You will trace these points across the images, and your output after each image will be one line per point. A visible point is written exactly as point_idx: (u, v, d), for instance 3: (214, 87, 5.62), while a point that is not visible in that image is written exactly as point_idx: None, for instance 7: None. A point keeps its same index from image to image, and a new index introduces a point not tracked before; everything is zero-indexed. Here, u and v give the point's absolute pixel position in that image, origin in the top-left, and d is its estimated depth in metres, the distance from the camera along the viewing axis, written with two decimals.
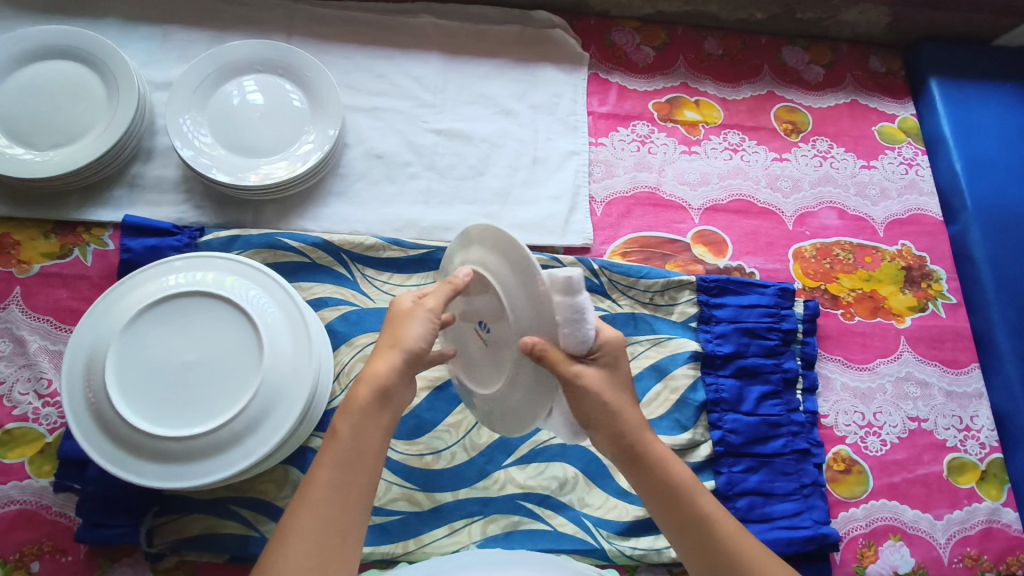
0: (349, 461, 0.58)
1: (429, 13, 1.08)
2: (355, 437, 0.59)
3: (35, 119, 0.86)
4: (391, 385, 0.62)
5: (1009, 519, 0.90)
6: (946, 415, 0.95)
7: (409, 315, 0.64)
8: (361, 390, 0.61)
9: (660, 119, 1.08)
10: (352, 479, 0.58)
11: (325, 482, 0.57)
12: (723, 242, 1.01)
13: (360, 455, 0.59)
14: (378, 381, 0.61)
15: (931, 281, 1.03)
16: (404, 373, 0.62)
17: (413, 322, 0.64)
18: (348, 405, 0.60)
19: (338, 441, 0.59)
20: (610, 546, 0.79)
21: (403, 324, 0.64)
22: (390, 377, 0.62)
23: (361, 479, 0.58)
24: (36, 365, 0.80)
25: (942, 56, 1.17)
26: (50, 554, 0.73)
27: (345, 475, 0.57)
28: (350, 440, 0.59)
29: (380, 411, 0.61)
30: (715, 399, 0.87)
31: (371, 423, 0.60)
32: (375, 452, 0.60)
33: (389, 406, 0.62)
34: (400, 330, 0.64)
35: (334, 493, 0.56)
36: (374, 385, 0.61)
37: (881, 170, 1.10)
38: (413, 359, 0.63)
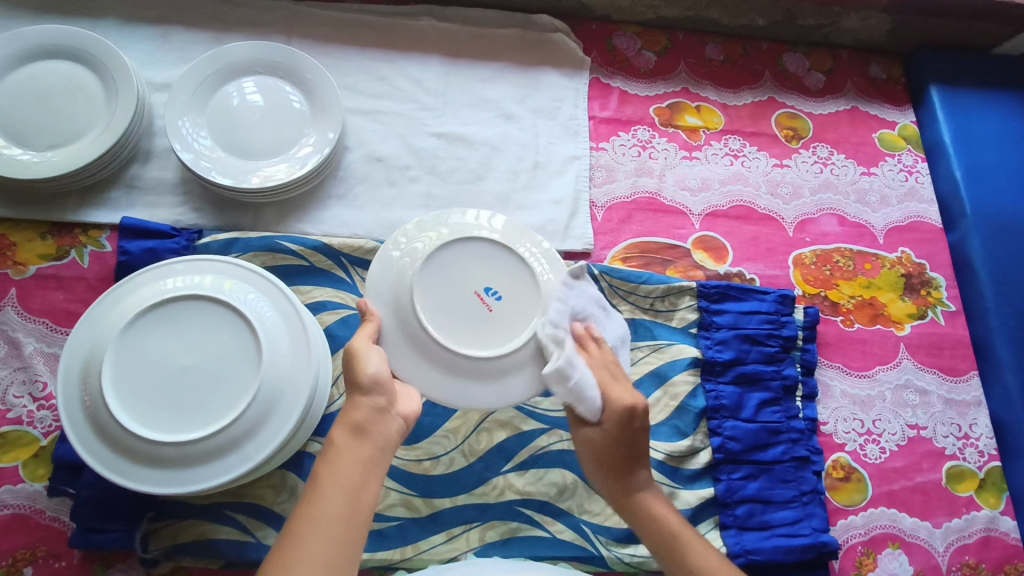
0: (338, 495, 0.56)
1: (431, 16, 1.08)
2: (336, 471, 0.58)
3: (32, 119, 0.85)
4: (366, 420, 0.62)
5: (1007, 527, 0.90)
6: (945, 422, 0.95)
7: (356, 355, 0.65)
8: (338, 432, 0.61)
9: (661, 124, 1.08)
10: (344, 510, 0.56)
11: (316, 512, 0.55)
12: (723, 249, 1.01)
13: (350, 488, 0.57)
14: (352, 417, 0.61)
15: (931, 289, 1.03)
16: (377, 406, 0.63)
17: (366, 357, 0.65)
18: (329, 447, 0.60)
19: (321, 478, 0.58)
20: (609, 554, 0.79)
21: (356, 361, 0.64)
22: (363, 412, 0.62)
23: (352, 509, 0.57)
24: (32, 367, 0.80)
25: (942, 64, 1.17)
26: (44, 559, 0.73)
27: (333, 507, 0.56)
28: (333, 475, 0.58)
29: (359, 443, 0.60)
30: (715, 405, 0.87)
31: (353, 455, 0.59)
32: (361, 482, 0.58)
33: (367, 436, 0.61)
34: (354, 370, 0.64)
35: (325, 523, 0.55)
36: (348, 421, 0.61)
37: (881, 177, 1.10)
38: (378, 392, 0.63)
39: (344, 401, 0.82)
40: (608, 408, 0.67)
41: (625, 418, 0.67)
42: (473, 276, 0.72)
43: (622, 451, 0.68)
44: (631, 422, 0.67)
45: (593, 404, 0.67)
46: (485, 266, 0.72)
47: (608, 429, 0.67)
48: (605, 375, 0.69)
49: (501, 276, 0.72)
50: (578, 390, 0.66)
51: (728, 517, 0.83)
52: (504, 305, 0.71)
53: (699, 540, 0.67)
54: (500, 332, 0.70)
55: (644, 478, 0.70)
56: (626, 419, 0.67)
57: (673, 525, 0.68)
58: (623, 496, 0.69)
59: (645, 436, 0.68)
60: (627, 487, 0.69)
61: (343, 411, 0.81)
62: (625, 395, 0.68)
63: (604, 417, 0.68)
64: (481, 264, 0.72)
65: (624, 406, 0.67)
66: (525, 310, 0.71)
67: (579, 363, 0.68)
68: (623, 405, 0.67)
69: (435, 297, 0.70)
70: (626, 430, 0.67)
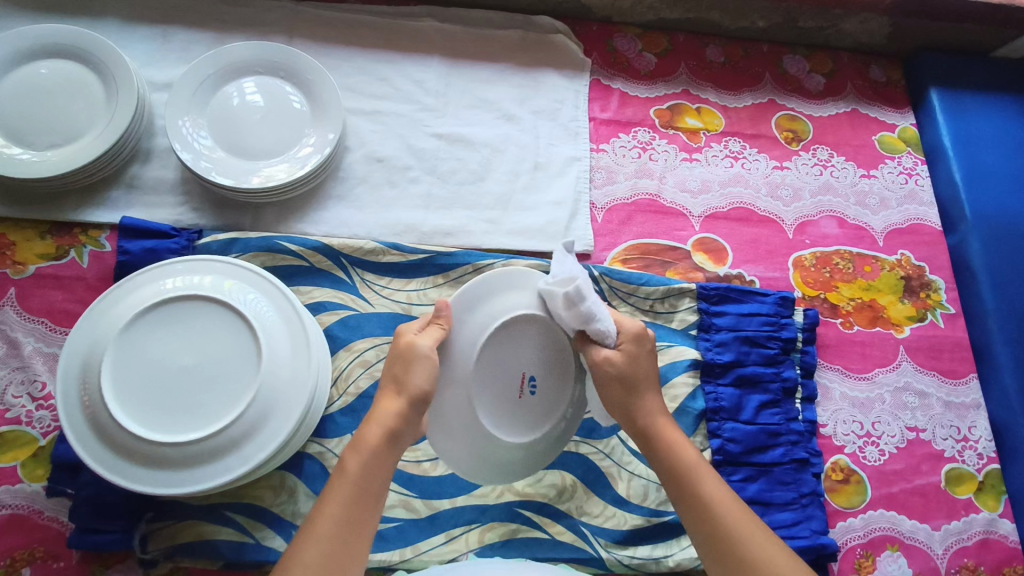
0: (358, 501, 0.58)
1: (432, 17, 1.08)
2: (365, 473, 0.59)
3: (32, 119, 0.85)
4: (401, 426, 0.61)
5: (1005, 530, 0.90)
6: (945, 425, 0.95)
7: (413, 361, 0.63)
8: (372, 429, 0.61)
9: (661, 126, 1.08)
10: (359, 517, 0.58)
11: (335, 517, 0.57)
12: (723, 250, 1.01)
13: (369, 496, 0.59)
14: (387, 424, 0.61)
15: (930, 291, 1.03)
16: (416, 418, 0.62)
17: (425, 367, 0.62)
18: (358, 440, 0.61)
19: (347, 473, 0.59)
20: (609, 555, 0.79)
21: (408, 365, 0.63)
22: (398, 419, 0.61)
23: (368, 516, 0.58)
24: (31, 367, 0.79)
25: (942, 67, 1.17)
26: (42, 559, 0.72)
27: (352, 514, 0.57)
28: (361, 475, 0.59)
29: (387, 452, 0.61)
30: (715, 407, 0.87)
31: (379, 464, 0.60)
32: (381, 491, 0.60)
33: (396, 446, 0.61)
34: (406, 372, 0.62)
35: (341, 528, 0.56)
36: (383, 427, 0.61)
37: (881, 179, 1.10)
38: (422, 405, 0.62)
39: (343, 402, 0.81)
40: (625, 331, 0.68)
41: (639, 337, 0.68)
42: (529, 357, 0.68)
43: (630, 374, 0.67)
44: (636, 348, 0.67)
45: (605, 323, 0.65)
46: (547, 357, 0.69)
47: (625, 347, 0.67)
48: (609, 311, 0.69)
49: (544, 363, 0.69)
50: (590, 313, 0.64)
51: None
52: (541, 396, 0.70)
53: (714, 479, 0.66)
54: (531, 418, 0.70)
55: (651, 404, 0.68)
56: (638, 340, 0.68)
57: (689, 457, 0.66)
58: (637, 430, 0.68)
59: (654, 360, 0.69)
60: (638, 418, 0.67)
61: (343, 412, 0.81)
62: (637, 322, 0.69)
63: (618, 338, 0.67)
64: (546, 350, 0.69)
65: (638, 325, 0.68)
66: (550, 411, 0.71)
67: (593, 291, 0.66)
68: (636, 328, 0.68)
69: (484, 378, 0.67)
70: (637, 347, 0.67)
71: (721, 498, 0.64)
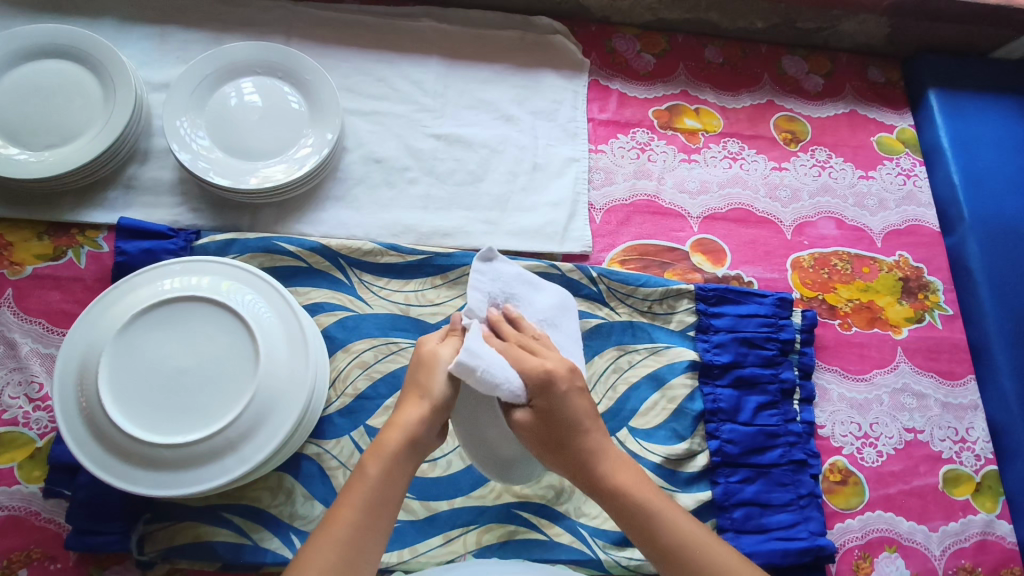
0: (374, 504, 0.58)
1: (430, 17, 1.08)
2: (384, 477, 0.59)
3: (29, 119, 0.85)
4: (421, 429, 0.62)
5: (1003, 531, 0.90)
6: (942, 426, 0.95)
7: (432, 366, 0.64)
8: (393, 434, 0.61)
9: (660, 127, 1.08)
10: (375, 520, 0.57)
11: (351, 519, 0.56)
12: (722, 251, 1.01)
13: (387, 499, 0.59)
14: (408, 428, 0.61)
15: (928, 292, 1.03)
16: (434, 420, 0.62)
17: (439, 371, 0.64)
18: (379, 444, 0.61)
19: (366, 476, 0.59)
20: (607, 557, 0.79)
21: (430, 369, 0.64)
22: (420, 425, 0.62)
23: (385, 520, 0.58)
24: (28, 368, 0.79)
25: (941, 68, 1.17)
26: (39, 561, 0.72)
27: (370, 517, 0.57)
28: (380, 479, 0.59)
29: (407, 457, 0.61)
30: (713, 408, 0.87)
31: (398, 468, 0.60)
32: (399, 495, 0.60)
33: (415, 452, 0.62)
34: (427, 377, 0.63)
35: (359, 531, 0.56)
36: (404, 431, 0.61)
37: (879, 180, 1.10)
38: (442, 409, 0.63)
39: (341, 403, 0.81)
40: (527, 378, 0.62)
41: (545, 386, 0.62)
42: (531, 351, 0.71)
43: (557, 419, 0.63)
44: (544, 391, 0.62)
45: (510, 385, 0.61)
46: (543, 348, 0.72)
47: (537, 404, 0.62)
48: (518, 351, 0.63)
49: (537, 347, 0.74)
50: (489, 379, 0.59)
51: (725, 520, 0.83)
52: None
53: (673, 512, 0.63)
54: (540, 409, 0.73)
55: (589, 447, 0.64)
56: (547, 384, 0.62)
57: (638, 499, 0.62)
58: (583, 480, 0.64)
59: (577, 397, 0.63)
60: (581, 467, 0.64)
61: (341, 413, 0.81)
62: (542, 359, 0.63)
63: (530, 395, 0.62)
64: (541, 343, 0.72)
65: (539, 367, 0.62)
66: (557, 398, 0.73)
67: (481, 350, 0.60)
68: (536, 371, 0.62)
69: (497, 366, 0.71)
70: (548, 396, 0.62)
71: (681, 534, 0.61)
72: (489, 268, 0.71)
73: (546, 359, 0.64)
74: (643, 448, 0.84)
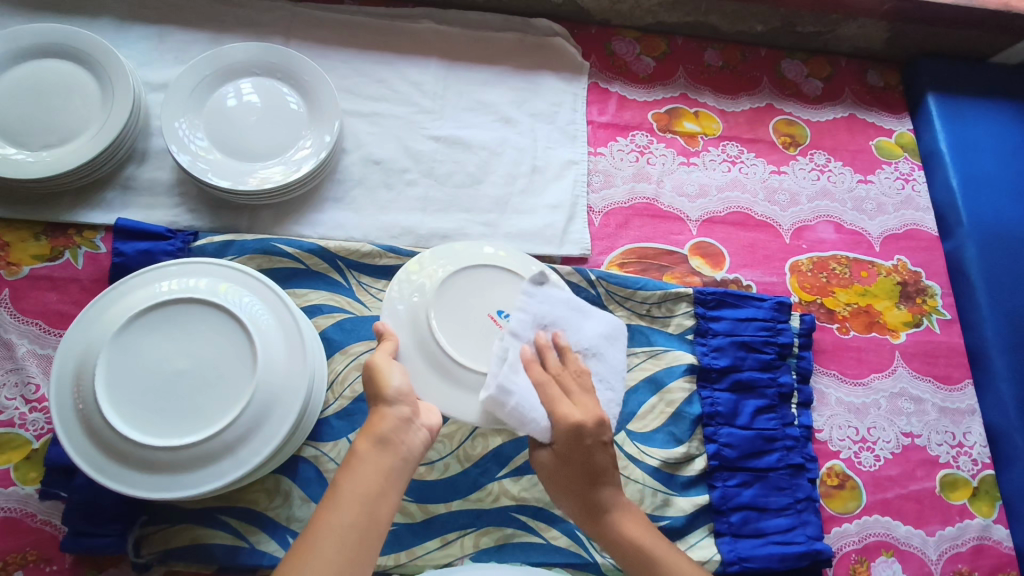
0: (353, 505, 0.57)
1: (430, 19, 1.07)
2: (357, 481, 0.58)
3: (27, 119, 0.85)
4: (390, 430, 0.61)
5: (999, 536, 0.91)
6: (940, 431, 0.95)
7: (378, 367, 0.65)
8: (361, 442, 0.60)
9: (659, 130, 1.08)
10: (357, 521, 0.56)
11: (329, 521, 0.56)
12: (720, 255, 1.01)
13: (366, 499, 0.57)
14: (377, 428, 0.61)
15: (926, 296, 1.03)
16: (401, 417, 0.62)
17: (388, 372, 0.65)
18: (352, 455, 0.60)
19: (340, 486, 0.58)
20: (604, 560, 0.79)
21: (379, 375, 0.65)
22: (388, 423, 0.62)
23: (366, 521, 0.57)
24: (24, 369, 0.79)
25: (940, 72, 1.18)
26: (35, 563, 0.72)
27: (348, 518, 0.56)
28: (352, 487, 0.58)
29: (381, 453, 0.60)
30: (711, 412, 0.87)
31: (374, 466, 0.59)
32: (381, 494, 0.58)
33: (390, 449, 0.61)
34: (377, 385, 0.64)
35: (337, 532, 0.55)
36: (373, 431, 0.61)
37: (878, 184, 1.10)
38: (404, 402, 0.63)
39: (339, 405, 0.81)
40: (557, 428, 0.64)
41: (574, 436, 0.63)
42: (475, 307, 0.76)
43: (577, 469, 0.65)
44: (576, 450, 0.64)
45: (537, 424, 0.65)
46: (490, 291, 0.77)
47: (561, 451, 0.64)
48: (555, 391, 0.65)
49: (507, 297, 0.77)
50: (519, 413, 0.64)
51: (722, 525, 0.83)
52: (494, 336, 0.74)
53: (678, 566, 0.65)
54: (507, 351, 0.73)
55: (610, 498, 0.66)
56: (576, 436, 0.63)
57: (646, 548, 0.65)
58: (592, 525, 0.66)
59: (601, 452, 0.64)
60: (595, 513, 0.66)
61: (338, 415, 0.81)
62: (574, 409, 0.65)
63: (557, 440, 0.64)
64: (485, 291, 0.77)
65: (569, 423, 0.63)
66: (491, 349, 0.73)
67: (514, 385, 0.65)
68: (569, 422, 0.63)
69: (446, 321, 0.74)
70: (576, 449, 0.64)
71: None
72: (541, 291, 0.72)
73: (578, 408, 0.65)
74: (640, 451, 0.85)
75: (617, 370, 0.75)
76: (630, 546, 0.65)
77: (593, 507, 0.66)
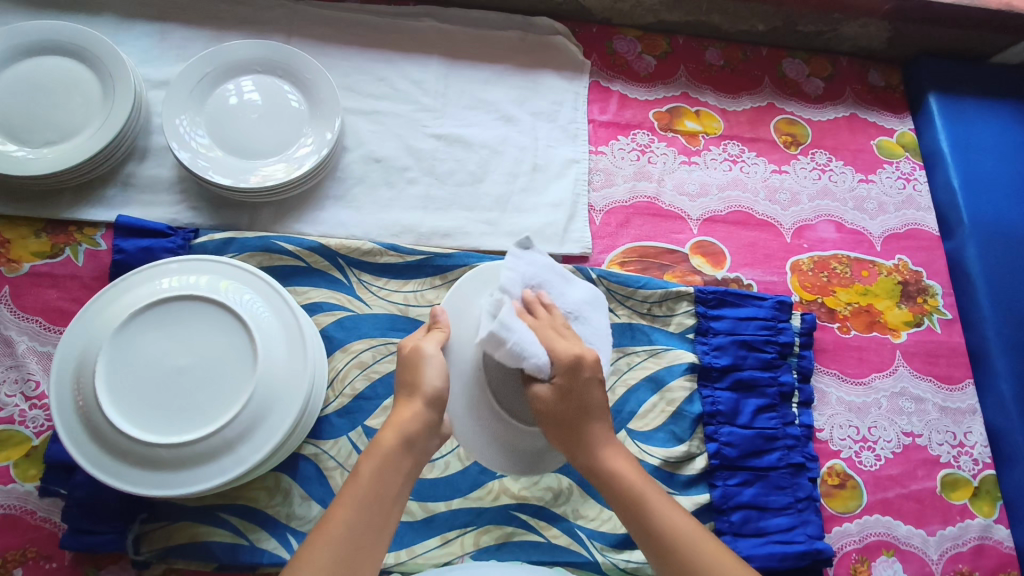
0: (371, 504, 0.57)
1: (431, 17, 1.07)
2: (379, 479, 0.59)
3: (28, 116, 0.85)
4: (416, 431, 0.62)
5: (1000, 536, 0.90)
6: (940, 430, 0.95)
7: (421, 361, 0.65)
8: (388, 435, 0.61)
9: (660, 129, 1.08)
10: (374, 520, 0.57)
11: (348, 517, 0.56)
12: (721, 254, 1.01)
13: (386, 498, 0.58)
14: (404, 427, 0.61)
15: (927, 296, 1.03)
16: (430, 421, 0.63)
17: (430, 366, 0.64)
18: (373, 448, 0.60)
19: (359, 480, 0.58)
20: (604, 559, 0.79)
21: (419, 367, 0.64)
22: (415, 423, 0.62)
23: (382, 522, 0.57)
24: (24, 366, 0.79)
25: (941, 71, 1.17)
26: (34, 560, 0.72)
27: (366, 517, 0.57)
28: (374, 483, 0.58)
29: (403, 455, 0.61)
30: (711, 411, 0.87)
31: (396, 467, 0.60)
32: (398, 496, 0.59)
33: (412, 451, 0.61)
34: (417, 376, 0.64)
35: (355, 530, 0.55)
36: (400, 430, 0.61)
37: (879, 184, 1.10)
38: (436, 406, 0.63)
39: (339, 403, 0.81)
40: (557, 360, 0.65)
41: (572, 368, 0.65)
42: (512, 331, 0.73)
43: (573, 404, 0.65)
44: (564, 392, 0.65)
45: (538, 362, 0.63)
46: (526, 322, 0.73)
47: (559, 383, 0.65)
48: (549, 334, 0.67)
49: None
50: (517, 352, 0.62)
51: (723, 524, 0.83)
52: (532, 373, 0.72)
53: (669, 506, 0.63)
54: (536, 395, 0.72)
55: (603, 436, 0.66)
56: (573, 370, 0.65)
57: (636, 485, 0.64)
58: (586, 460, 0.66)
59: (597, 387, 0.66)
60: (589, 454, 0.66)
61: (338, 413, 0.81)
62: (572, 346, 0.67)
63: (555, 370, 0.65)
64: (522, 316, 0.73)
65: (570, 355, 0.65)
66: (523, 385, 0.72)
67: (514, 324, 0.63)
68: (569, 356, 0.65)
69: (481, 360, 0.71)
70: (573, 380, 0.65)
71: (672, 527, 0.61)
72: (524, 255, 0.74)
73: (577, 346, 0.67)
74: (641, 450, 0.84)
75: (603, 333, 0.74)
76: (621, 482, 0.64)
77: (586, 442, 0.66)
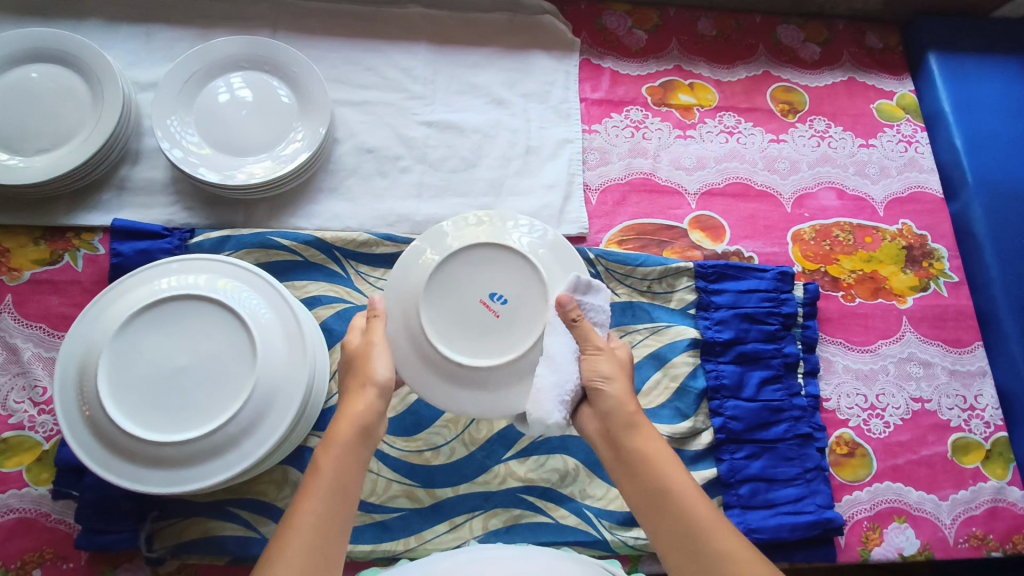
0: (336, 491, 0.56)
1: (417, 3, 1.06)
2: (340, 465, 0.57)
3: (19, 125, 0.85)
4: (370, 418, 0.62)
5: (1014, 497, 0.89)
6: (950, 394, 0.94)
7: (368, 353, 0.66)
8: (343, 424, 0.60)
9: (654, 104, 1.06)
10: (338, 509, 0.55)
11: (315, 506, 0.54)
12: (721, 227, 0.99)
13: (347, 484, 0.57)
14: (359, 415, 0.61)
15: (933, 260, 1.02)
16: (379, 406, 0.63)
17: (375, 356, 0.66)
18: (330, 439, 0.59)
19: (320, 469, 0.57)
20: (613, 537, 0.79)
21: (366, 363, 0.65)
22: (369, 409, 0.62)
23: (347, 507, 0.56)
24: (31, 372, 0.80)
25: (943, 29, 1.14)
26: (52, 561, 0.73)
27: (333, 503, 0.55)
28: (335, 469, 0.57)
29: (362, 441, 0.60)
30: (715, 386, 0.86)
31: (354, 452, 0.59)
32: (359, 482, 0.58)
33: (370, 439, 0.61)
34: (365, 367, 0.65)
35: (323, 518, 0.54)
36: (355, 417, 0.61)
37: (880, 148, 1.08)
38: (385, 393, 0.64)
39: None
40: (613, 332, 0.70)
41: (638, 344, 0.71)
42: (478, 283, 0.71)
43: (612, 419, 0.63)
44: (607, 436, 0.64)
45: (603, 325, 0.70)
46: (483, 274, 0.71)
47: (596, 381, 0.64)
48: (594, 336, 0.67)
49: (505, 278, 0.71)
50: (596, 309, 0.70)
51: (731, 497, 0.83)
52: (508, 312, 0.70)
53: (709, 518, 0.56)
54: (519, 327, 0.70)
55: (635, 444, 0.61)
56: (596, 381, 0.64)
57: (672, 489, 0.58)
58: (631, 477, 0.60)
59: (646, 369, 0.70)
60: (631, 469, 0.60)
61: None
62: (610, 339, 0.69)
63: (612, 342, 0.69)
64: (477, 267, 0.72)
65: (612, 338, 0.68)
66: (506, 339, 0.70)
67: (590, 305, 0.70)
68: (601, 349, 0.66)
69: (437, 322, 0.70)
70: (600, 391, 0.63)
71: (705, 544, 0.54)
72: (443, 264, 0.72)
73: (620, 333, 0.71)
74: None
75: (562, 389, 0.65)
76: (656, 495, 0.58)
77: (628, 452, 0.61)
